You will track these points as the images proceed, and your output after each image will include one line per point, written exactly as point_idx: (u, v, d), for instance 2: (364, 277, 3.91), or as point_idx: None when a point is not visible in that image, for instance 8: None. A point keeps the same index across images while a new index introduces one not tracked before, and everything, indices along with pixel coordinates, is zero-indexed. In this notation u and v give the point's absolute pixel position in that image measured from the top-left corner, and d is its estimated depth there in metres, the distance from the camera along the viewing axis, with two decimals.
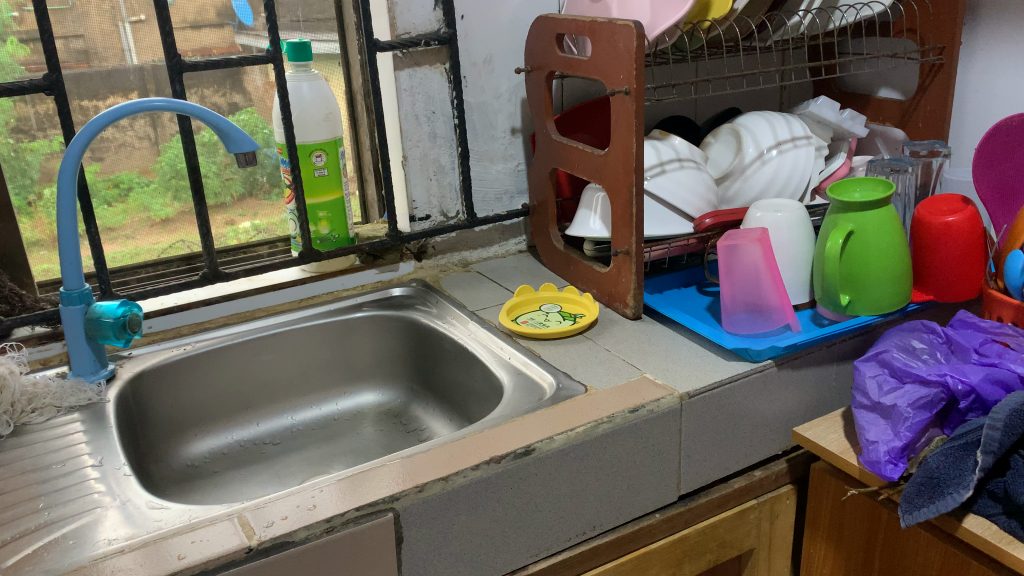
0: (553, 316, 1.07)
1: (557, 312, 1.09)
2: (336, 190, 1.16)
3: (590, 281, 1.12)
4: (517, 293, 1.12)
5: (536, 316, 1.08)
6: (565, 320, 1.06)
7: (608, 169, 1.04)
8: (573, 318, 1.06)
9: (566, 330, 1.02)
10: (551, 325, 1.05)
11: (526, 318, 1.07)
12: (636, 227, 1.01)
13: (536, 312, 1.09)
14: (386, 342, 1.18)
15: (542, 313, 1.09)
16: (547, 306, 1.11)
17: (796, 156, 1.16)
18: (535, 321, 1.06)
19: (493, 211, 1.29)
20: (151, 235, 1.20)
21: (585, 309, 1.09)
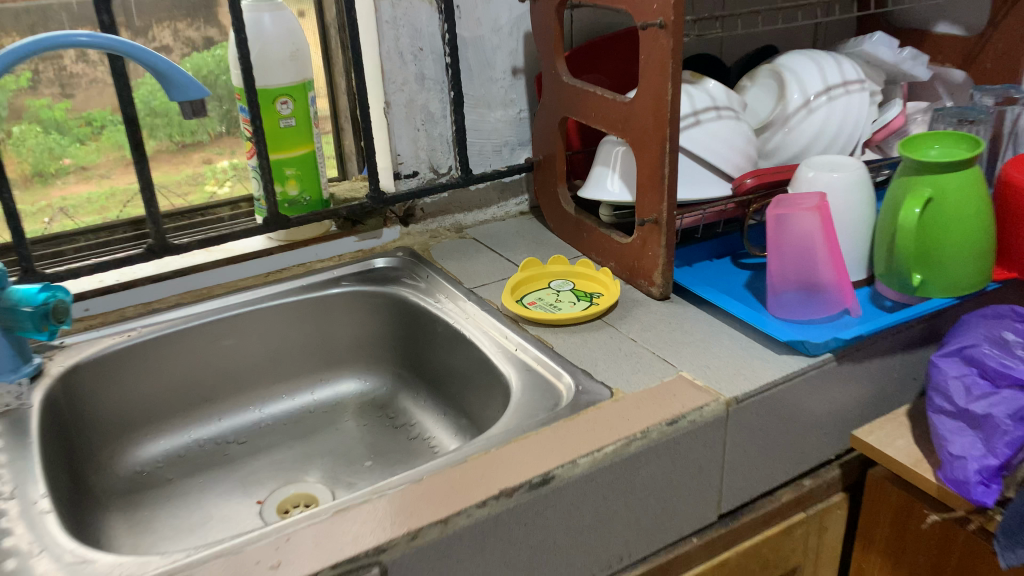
0: (565, 296, 0.91)
1: (569, 291, 0.92)
2: (307, 143, 0.98)
3: (609, 252, 0.96)
4: (523, 267, 0.95)
5: (546, 295, 0.92)
6: (580, 302, 0.90)
7: (633, 121, 0.87)
8: (590, 299, 0.90)
9: (583, 315, 0.86)
10: (564, 308, 0.88)
11: (534, 299, 0.91)
12: (668, 190, 0.84)
13: (545, 291, 0.93)
14: (367, 322, 1.01)
15: (552, 292, 0.92)
16: (558, 283, 0.94)
17: (848, 103, 0.99)
18: (545, 303, 0.90)
19: (491, 167, 1.12)
20: (124, 174, 1.07)
21: (602, 287, 0.92)
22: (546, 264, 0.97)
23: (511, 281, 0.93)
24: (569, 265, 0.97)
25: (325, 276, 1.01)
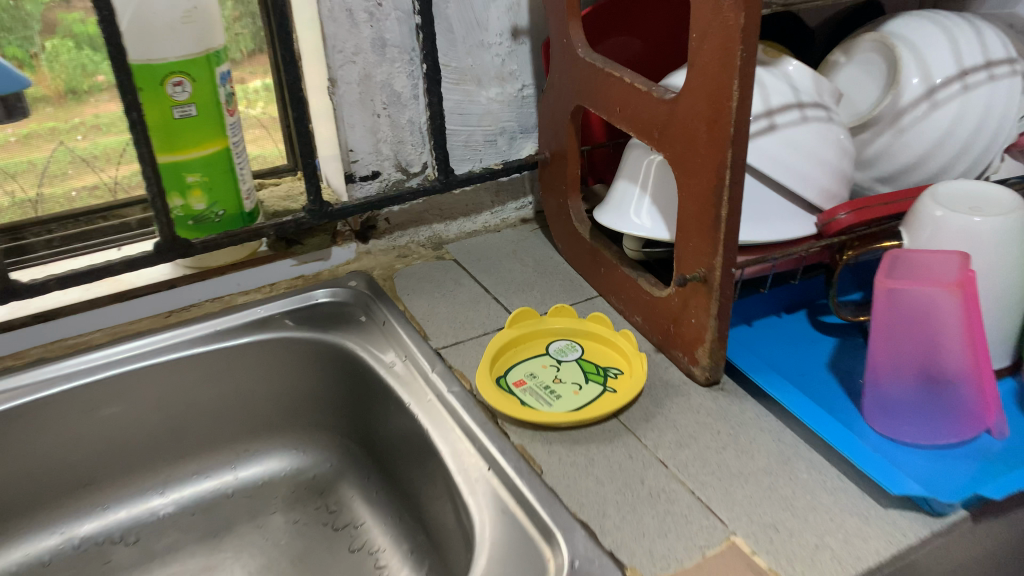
0: (568, 377, 0.64)
1: (574, 366, 0.65)
2: (218, 139, 0.71)
3: (634, 304, 0.69)
4: (510, 324, 0.68)
5: (541, 372, 0.65)
6: (589, 389, 0.63)
7: (674, 128, 0.58)
8: (603, 384, 0.63)
9: (588, 415, 0.59)
10: (566, 399, 0.61)
11: (524, 377, 0.64)
12: (724, 239, 0.55)
13: (540, 364, 0.66)
14: (306, 379, 0.76)
15: (550, 367, 0.65)
16: (559, 349, 0.67)
17: (993, 94, 0.68)
18: (539, 388, 0.63)
19: (483, 161, 0.84)
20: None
21: (621, 362, 0.65)
22: (544, 317, 0.69)
23: (492, 346, 0.66)
24: (578, 319, 0.69)
25: (246, 315, 0.75)
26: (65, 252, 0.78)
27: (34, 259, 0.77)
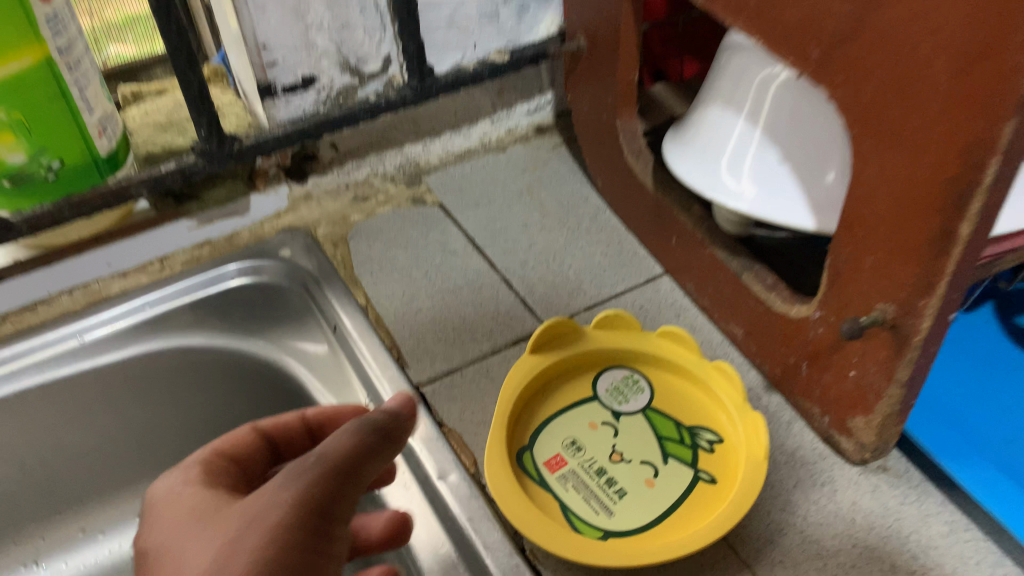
0: (634, 452, 0.39)
1: (641, 427, 0.41)
2: (28, 47, 0.41)
3: (730, 308, 0.43)
4: (532, 349, 0.42)
5: (589, 441, 0.40)
6: (670, 477, 0.38)
7: (862, 48, 0.29)
8: (693, 468, 0.39)
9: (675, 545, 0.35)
10: (634, 502, 0.37)
11: (561, 452, 0.40)
12: (950, 273, 0.29)
13: (585, 423, 0.41)
14: (226, 402, 0.51)
15: (603, 429, 0.41)
16: (614, 391, 0.42)
17: None
18: (587, 476, 0.39)
19: (478, 49, 0.54)
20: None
21: (716, 421, 0.40)
22: (587, 335, 0.43)
23: (503, 394, 0.40)
24: (641, 333, 0.44)
25: (116, 323, 0.49)
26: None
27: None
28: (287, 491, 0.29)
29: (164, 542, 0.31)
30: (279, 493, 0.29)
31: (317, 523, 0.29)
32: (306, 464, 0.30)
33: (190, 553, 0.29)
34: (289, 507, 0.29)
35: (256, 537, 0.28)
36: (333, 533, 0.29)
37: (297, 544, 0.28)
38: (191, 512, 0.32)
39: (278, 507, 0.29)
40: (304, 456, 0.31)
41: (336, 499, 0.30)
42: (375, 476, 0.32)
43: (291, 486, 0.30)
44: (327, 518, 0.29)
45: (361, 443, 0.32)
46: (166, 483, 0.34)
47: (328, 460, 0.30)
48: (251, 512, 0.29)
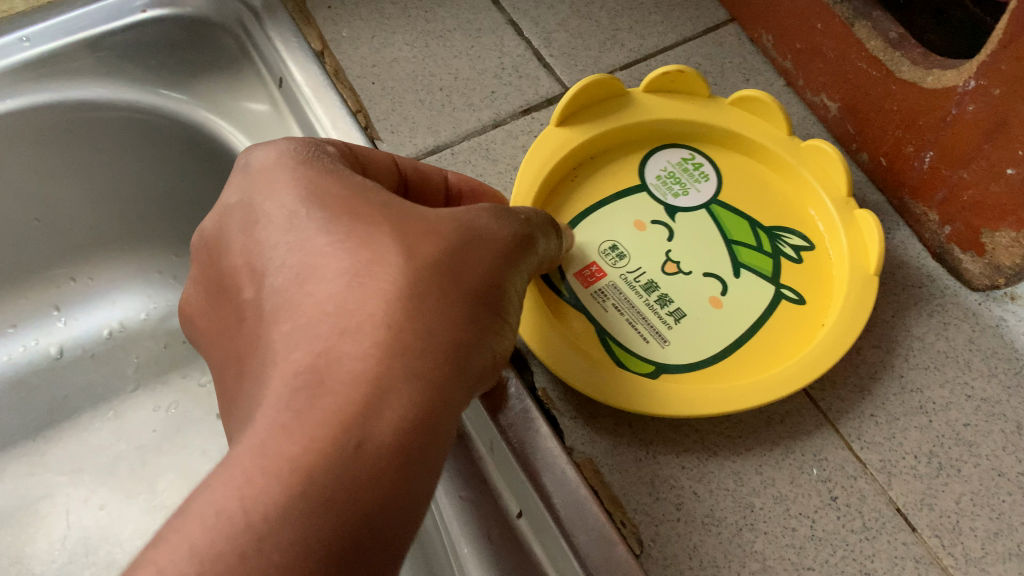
0: (695, 262, 0.29)
1: (703, 226, 0.30)
2: None
3: (826, 71, 0.32)
4: (559, 123, 0.30)
5: (636, 245, 0.30)
6: (743, 295, 0.28)
7: None
8: (775, 282, 0.28)
9: (750, 394, 0.25)
10: (695, 330, 0.28)
11: (598, 262, 0.29)
12: None
13: (630, 221, 0.30)
14: (151, 172, 0.40)
15: (653, 229, 0.30)
16: (669, 178, 0.31)
17: None
18: (632, 295, 0.28)
19: None
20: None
21: (804, 220, 0.30)
22: (635, 99, 0.31)
23: (518, 190, 0.29)
24: (709, 99, 0.32)
25: None
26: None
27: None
28: (497, 231, 0.22)
29: (286, 221, 0.21)
30: (491, 228, 0.22)
31: (510, 297, 0.22)
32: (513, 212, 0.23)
33: (353, 247, 0.20)
34: (496, 258, 0.21)
35: (469, 275, 0.20)
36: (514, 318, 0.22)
37: (494, 312, 0.21)
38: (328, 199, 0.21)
39: (489, 254, 0.21)
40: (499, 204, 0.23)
41: (524, 269, 0.23)
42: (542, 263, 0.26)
43: (500, 230, 0.22)
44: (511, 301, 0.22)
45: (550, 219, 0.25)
46: (265, 149, 0.23)
47: (530, 222, 0.24)
48: (445, 217, 0.21)
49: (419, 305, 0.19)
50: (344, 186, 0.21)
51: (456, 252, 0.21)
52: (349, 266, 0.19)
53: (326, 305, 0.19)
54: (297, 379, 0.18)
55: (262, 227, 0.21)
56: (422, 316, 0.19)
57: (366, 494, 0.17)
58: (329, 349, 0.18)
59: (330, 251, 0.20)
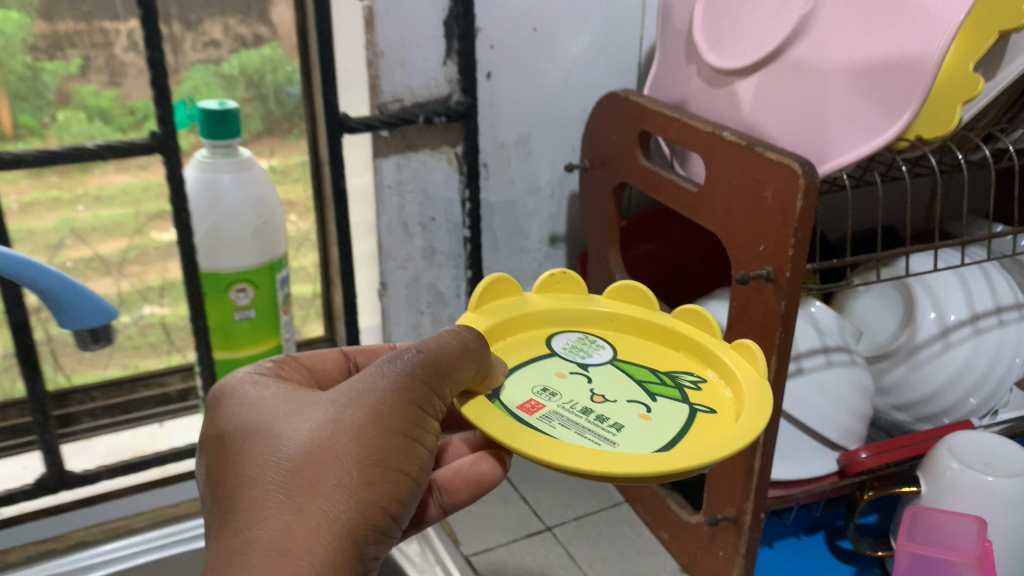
0: (616, 395, 0.46)
1: (620, 379, 0.48)
2: (272, 338, 0.75)
3: (661, 519, 0.72)
4: (476, 308, 0.51)
5: (566, 389, 0.46)
6: (659, 409, 0.45)
7: None
8: (685, 402, 0.45)
9: (703, 454, 0.38)
10: (633, 429, 0.43)
11: (543, 393, 0.46)
12: (754, 489, 0.60)
13: (559, 373, 0.48)
14: None
15: (572, 377, 0.48)
16: (574, 348, 0.51)
17: (1000, 340, 0.73)
18: (568, 412, 0.44)
19: None
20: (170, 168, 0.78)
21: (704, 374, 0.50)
22: (531, 303, 0.53)
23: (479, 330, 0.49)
24: (585, 297, 0.55)
25: None
26: (108, 426, 0.82)
27: (77, 431, 0.81)
28: (379, 389, 0.39)
29: (259, 425, 0.40)
30: (375, 392, 0.39)
31: (392, 436, 0.38)
32: (400, 367, 0.40)
33: (284, 444, 0.38)
34: (376, 413, 0.39)
35: (357, 419, 0.38)
36: (401, 445, 0.39)
37: (393, 429, 0.38)
38: (285, 407, 0.41)
39: (369, 413, 0.39)
40: (399, 350, 0.42)
41: (413, 410, 0.39)
42: (457, 384, 0.42)
43: (392, 376, 0.40)
44: (399, 433, 0.39)
45: (464, 342, 0.43)
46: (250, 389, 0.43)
47: (421, 365, 0.40)
48: (347, 389, 0.40)
49: (312, 474, 0.37)
50: (290, 409, 0.40)
51: (342, 430, 0.38)
52: (288, 435, 0.38)
53: (265, 484, 0.37)
54: (250, 523, 0.36)
55: (249, 425, 0.40)
56: (326, 460, 0.37)
57: None
58: (265, 497, 0.36)
59: (280, 428, 0.39)
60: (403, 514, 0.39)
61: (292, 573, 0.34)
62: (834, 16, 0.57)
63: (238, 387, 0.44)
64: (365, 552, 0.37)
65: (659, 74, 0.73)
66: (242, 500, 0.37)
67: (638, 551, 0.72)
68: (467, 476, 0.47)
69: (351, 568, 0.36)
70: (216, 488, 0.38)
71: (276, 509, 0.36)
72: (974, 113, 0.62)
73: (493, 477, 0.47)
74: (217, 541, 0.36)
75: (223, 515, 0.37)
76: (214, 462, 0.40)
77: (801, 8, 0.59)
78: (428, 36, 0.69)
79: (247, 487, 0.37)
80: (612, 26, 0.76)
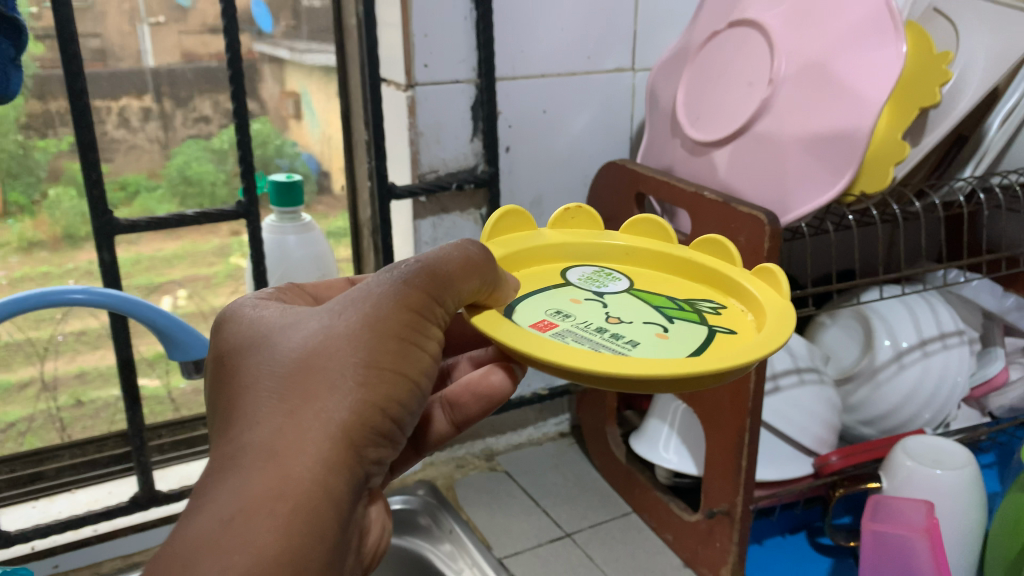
0: (633, 318, 0.48)
1: (636, 307, 0.50)
2: None
3: (665, 523, 0.84)
4: (486, 240, 0.54)
5: (583, 313, 0.49)
6: (680, 331, 0.47)
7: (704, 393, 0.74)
8: (706, 324, 0.48)
9: (720, 363, 0.41)
10: (652, 346, 0.45)
11: (555, 317, 0.48)
12: (744, 485, 0.71)
13: (573, 300, 0.51)
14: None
15: (587, 303, 0.51)
16: (589, 280, 0.54)
17: (946, 361, 0.86)
18: (584, 330, 0.46)
19: (531, 387, 0.99)
20: (155, 243, 1.05)
21: (726, 301, 0.52)
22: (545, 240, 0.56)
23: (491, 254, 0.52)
24: (599, 233, 0.58)
25: None
26: (175, 459, 0.93)
27: (156, 460, 0.93)
28: (373, 299, 0.43)
29: (261, 337, 0.44)
30: (370, 302, 0.43)
31: (386, 342, 0.42)
32: (393, 280, 0.44)
33: (284, 352, 0.42)
34: (369, 321, 0.42)
35: (351, 326, 0.42)
36: (396, 350, 0.43)
37: (387, 335, 0.42)
38: (287, 318, 0.45)
39: (364, 320, 0.42)
40: (398, 262, 0.46)
41: (406, 316, 0.43)
42: (453, 293, 0.46)
43: (387, 287, 0.44)
44: (395, 338, 0.43)
45: (464, 254, 0.46)
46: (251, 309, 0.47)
47: (415, 277, 0.44)
48: (344, 299, 0.44)
49: (310, 377, 0.41)
50: (291, 320, 0.44)
51: (337, 337, 0.42)
52: (287, 344, 0.42)
53: (266, 389, 0.41)
54: (254, 425, 0.40)
55: (253, 335, 0.44)
56: (320, 365, 0.41)
57: (281, 484, 0.38)
58: (262, 401, 0.40)
59: (281, 338, 0.43)
60: (404, 413, 0.43)
61: (288, 470, 0.38)
62: (788, 100, 0.72)
63: (245, 304, 0.48)
64: (365, 448, 0.41)
65: (649, 146, 0.88)
66: (245, 402, 0.41)
67: (646, 551, 0.83)
68: (478, 390, 0.56)
69: (351, 460, 0.41)
70: (223, 397, 0.43)
71: (276, 410, 0.40)
72: (906, 172, 0.77)
73: (503, 387, 0.56)
74: (225, 442, 0.40)
75: (227, 422, 0.41)
76: (222, 372, 0.44)
77: (762, 92, 0.73)
78: (458, 119, 0.83)
79: (251, 392, 0.41)
80: (609, 107, 0.92)
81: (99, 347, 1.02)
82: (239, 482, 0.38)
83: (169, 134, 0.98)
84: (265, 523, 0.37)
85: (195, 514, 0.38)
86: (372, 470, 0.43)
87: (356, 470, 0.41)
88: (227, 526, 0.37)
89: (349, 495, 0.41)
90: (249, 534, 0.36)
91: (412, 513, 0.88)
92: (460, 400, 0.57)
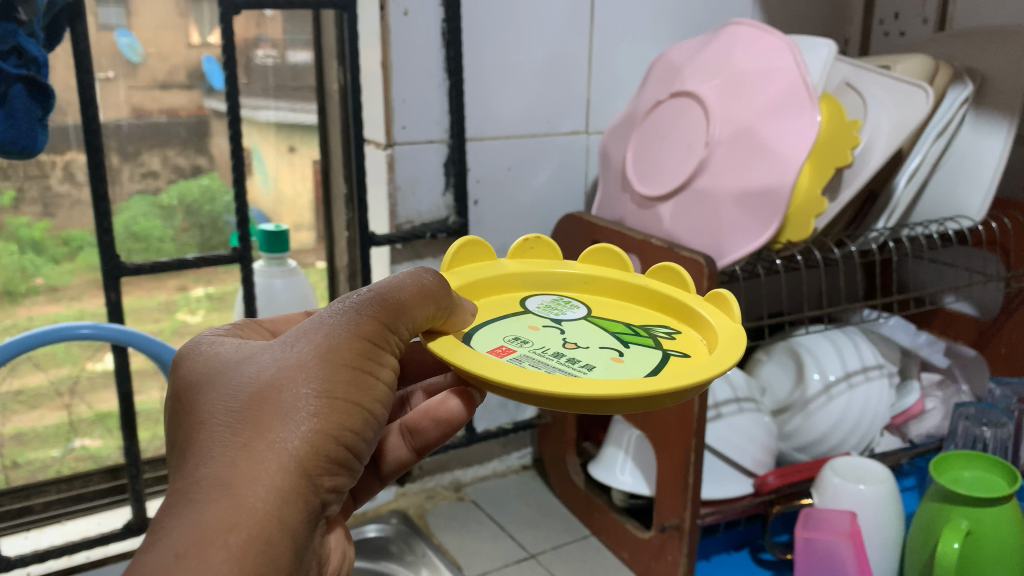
0: (590, 344, 0.55)
1: (591, 335, 0.57)
2: None
3: (622, 542, 0.91)
4: (447, 268, 0.62)
5: (540, 340, 0.55)
6: (634, 355, 0.54)
7: (655, 417, 0.83)
8: (658, 349, 0.55)
9: (683, 379, 0.47)
10: (613, 367, 0.51)
11: (509, 342, 0.54)
12: (692, 499, 0.79)
13: (528, 327, 0.57)
14: None
15: (543, 331, 0.57)
16: (547, 309, 0.62)
17: (868, 392, 0.96)
18: (538, 355, 0.52)
19: (496, 421, 1.06)
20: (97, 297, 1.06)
21: (679, 327, 0.61)
22: (504, 272, 0.64)
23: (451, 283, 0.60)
24: (557, 265, 0.67)
25: None
26: (157, 492, 0.98)
27: (149, 492, 0.98)
28: (326, 330, 0.45)
29: (213, 372, 0.44)
30: (324, 334, 0.44)
31: (339, 371, 0.43)
32: (347, 312, 0.46)
33: (237, 385, 0.43)
34: (323, 350, 0.44)
35: (305, 356, 0.43)
36: (351, 379, 0.43)
37: (341, 365, 0.43)
38: (242, 351, 0.46)
39: (317, 350, 0.44)
40: (352, 293, 0.48)
41: (359, 346, 0.45)
42: (407, 321, 0.48)
43: (342, 318, 0.45)
44: (349, 367, 0.44)
45: (417, 283, 0.49)
46: (205, 345, 0.47)
47: (369, 307, 0.46)
48: (297, 331, 0.45)
49: (263, 408, 0.41)
50: (245, 353, 0.45)
51: (291, 367, 0.43)
52: (240, 377, 0.43)
53: (218, 422, 0.41)
54: (208, 458, 0.40)
55: (206, 369, 0.45)
56: (274, 395, 0.42)
57: (237, 514, 0.38)
58: (215, 435, 0.41)
59: (235, 370, 0.44)
60: (360, 441, 0.44)
61: (242, 501, 0.39)
62: (721, 160, 0.82)
63: (201, 340, 0.49)
64: (320, 476, 0.42)
65: (603, 200, 0.98)
66: (198, 436, 0.41)
67: (605, 569, 0.91)
68: (433, 415, 0.56)
69: (307, 488, 0.41)
70: (176, 434, 0.43)
71: (230, 442, 0.40)
72: (826, 223, 0.88)
73: (454, 414, 0.55)
74: (178, 476, 0.40)
75: (180, 457, 0.41)
76: (177, 407, 0.44)
77: (700, 154, 0.84)
78: (432, 175, 0.92)
79: (204, 425, 0.41)
80: (566, 166, 1.02)
81: (37, 407, 1.00)
82: (194, 514, 0.38)
83: (116, 188, 1.01)
84: (218, 555, 0.37)
85: (148, 549, 0.37)
86: (329, 498, 0.43)
87: (311, 500, 0.42)
88: (180, 558, 0.36)
89: (304, 523, 0.41)
90: (203, 565, 0.36)
91: (385, 542, 0.95)
92: (420, 427, 0.57)
